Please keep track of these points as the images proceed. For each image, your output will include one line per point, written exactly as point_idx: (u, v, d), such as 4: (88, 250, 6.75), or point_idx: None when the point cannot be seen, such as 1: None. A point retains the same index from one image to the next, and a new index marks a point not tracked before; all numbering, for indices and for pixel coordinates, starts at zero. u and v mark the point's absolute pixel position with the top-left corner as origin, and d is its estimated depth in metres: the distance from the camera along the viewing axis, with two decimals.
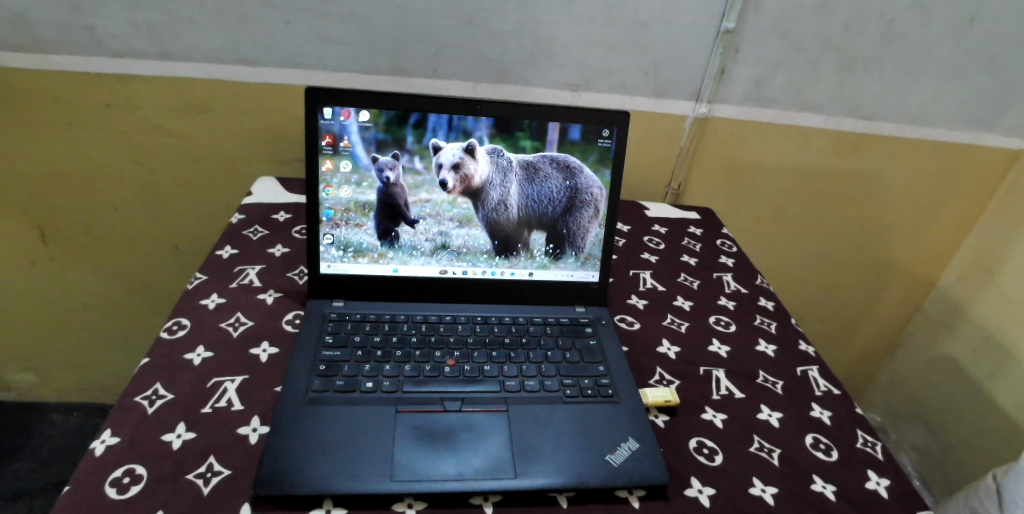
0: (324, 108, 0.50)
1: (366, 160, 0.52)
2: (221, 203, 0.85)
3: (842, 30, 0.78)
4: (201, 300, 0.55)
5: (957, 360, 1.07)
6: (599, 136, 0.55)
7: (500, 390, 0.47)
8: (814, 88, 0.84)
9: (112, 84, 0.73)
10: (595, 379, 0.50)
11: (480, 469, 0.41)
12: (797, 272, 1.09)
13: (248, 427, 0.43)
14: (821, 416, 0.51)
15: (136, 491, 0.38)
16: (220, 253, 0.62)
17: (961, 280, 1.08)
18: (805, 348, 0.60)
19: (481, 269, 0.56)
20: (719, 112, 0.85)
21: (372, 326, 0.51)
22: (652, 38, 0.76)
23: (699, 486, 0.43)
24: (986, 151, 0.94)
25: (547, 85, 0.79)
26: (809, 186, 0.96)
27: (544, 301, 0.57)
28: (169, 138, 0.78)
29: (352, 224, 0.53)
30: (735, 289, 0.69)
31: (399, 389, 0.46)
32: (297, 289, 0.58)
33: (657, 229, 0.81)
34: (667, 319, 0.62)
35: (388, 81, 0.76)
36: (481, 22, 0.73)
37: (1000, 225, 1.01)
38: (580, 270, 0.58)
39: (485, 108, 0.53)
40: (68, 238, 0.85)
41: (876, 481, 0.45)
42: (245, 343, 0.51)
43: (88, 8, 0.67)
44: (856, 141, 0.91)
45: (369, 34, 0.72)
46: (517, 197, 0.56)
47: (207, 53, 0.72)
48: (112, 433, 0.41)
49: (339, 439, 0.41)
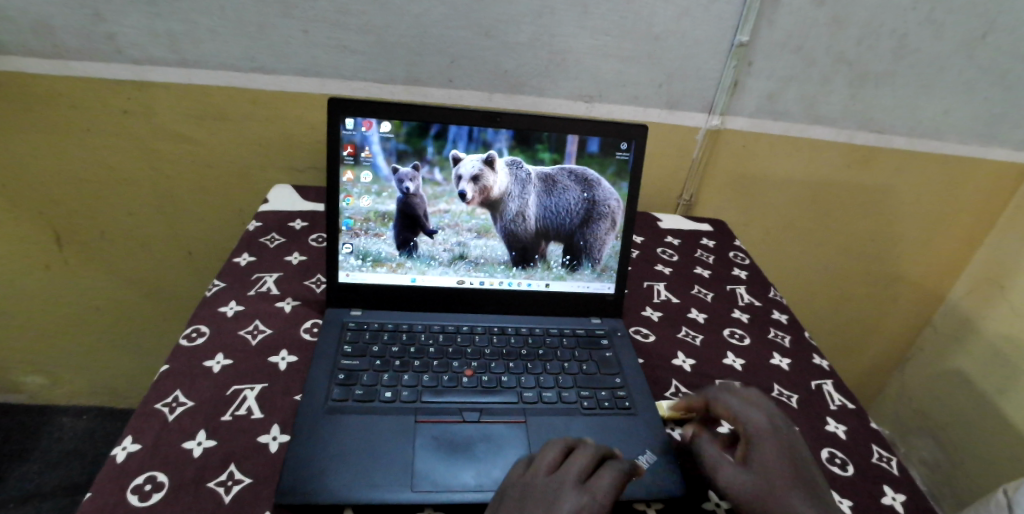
0: (346, 119, 0.50)
1: (387, 171, 0.52)
2: (235, 209, 0.86)
3: (856, 45, 0.79)
4: (219, 307, 0.56)
5: (967, 373, 1.07)
6: (617, 149, 0.55)
7: (518, 401, 0.48)
8: (826, 101, 0.84)
9: (131, 91, 0.74)
10: (612, 391, 0.50)
11: (500, 480, 0.41)
12: (806, 285, 1.09)
13: (268, 435, 0.44)
14: (835, 430, 0.51)
15: (158, 498, 0.38)
16: (237, 260, 0.63)
17: (971, 294, 1.08)
18: (819, 361, 0.60)
19: (498, 280, 0.57)
20: (731, 124, 0.85)
21: (390, 335, 0.52)
22: (666, 51, 0.77)
23: (716, 500, 0.43)
24: (997, 165, 0.94)
25: (560, 96, 0.79)
26: (820, 198, 0.96)
27: (560, 314, 0.58)
28: (184, 144, 0.79)
29: (372, 234, 0.54)
30: (749, 302, 0.69)
31: (418, 399, 0.46)
32: (315, 297, 0.59)
33: (669, 241, 0.81)
34: (681, 331, 0.62)
35: (403, 91, 0.77)
36: (497, 34, 0.73)
37: (1011, 239, 1.01)
38: (596, 285, 0.58)
39: (505, 120, 0.54)
40: (81, 241, 0.85)
41: (892, 496, 0.45)
42: (265, 351, 0.51)
43: (109, 17, 0.68)
44: (868, 154, 0.91)
45: (386, 44, 0.73)
46: (535, 208, 0.56)
47: (225, 61, 0.73)
48: (133, 439, 0.42)
49: (360, 447, 0.42)
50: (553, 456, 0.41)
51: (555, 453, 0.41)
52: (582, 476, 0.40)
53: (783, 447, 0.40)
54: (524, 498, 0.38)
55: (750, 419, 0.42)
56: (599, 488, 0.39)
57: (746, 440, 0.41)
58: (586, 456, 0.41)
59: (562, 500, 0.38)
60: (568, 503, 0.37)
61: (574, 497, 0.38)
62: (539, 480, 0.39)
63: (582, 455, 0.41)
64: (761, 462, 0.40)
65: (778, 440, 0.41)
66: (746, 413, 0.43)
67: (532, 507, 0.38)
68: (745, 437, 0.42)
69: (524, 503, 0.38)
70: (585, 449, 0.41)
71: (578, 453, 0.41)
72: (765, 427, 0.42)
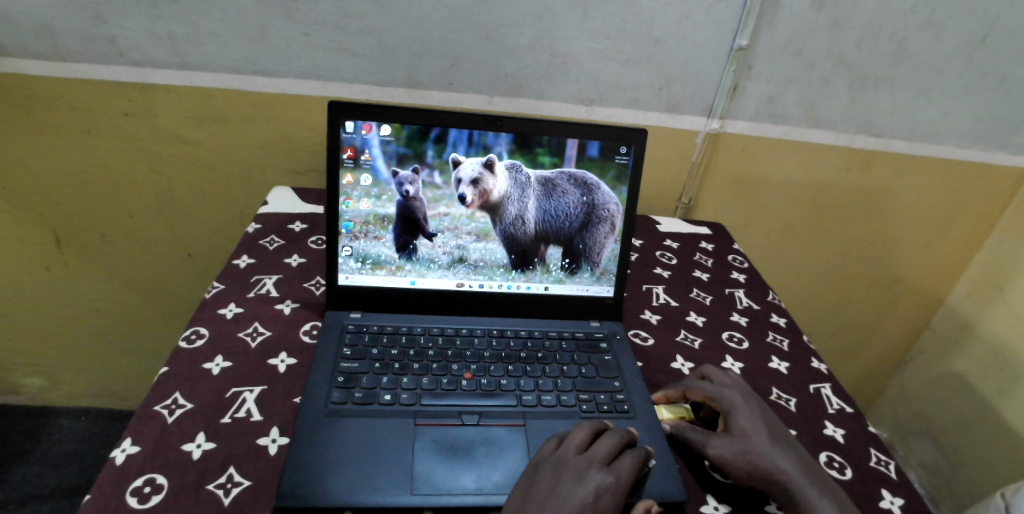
0: (345, 122, 0.51)
1: (387, 174, 0.52)
2: (235, 211, 0.86)
3: (855, 48, 0.79)
4: (218, 310, 0.56)
5: (966, 376, 1.07)
6: (617, 153, 0.55)
7: (517, 404, 0.48)
8: (826, 105, 0.84)
9: (131, 93, 0.74)
10: (611, 394, 0.50)
11: (499, 484, 0.41)
12: (805, 289, 1.09)
13: (268, 438, 0.44)
14: (834, 434, 0.51)
15: (158, 501, 0.38)
16: (237, 262, 0.63)
17: (970, 297, 1.08)
18: (818, 365, 0.60)
19: (497, 283, 0.57)
20: (730, 127, 0.85)
21: (389, 338, 0.52)
22: (666, 54, 0.77)
23: (715, 503, 0.43)
24: (996, 168, 0.94)
25: (560, 99, 0.80)
26: (819, 201, 0.96)
27: (559, 317, 0.58)
28: (185, 147, 0.79)
29: (371, 237, 0.54)
30: (748, 305, 0.69)
31: (417, 402, 0.46)
32: (315, 300, 0.59)
33: (669, 244, 0.81)
34: (680, 334, 0.62)
35: (403, 93, 0.77)
36: (497, 37, 0.74)
37: (1009, 242, 1.01)
38: (596, 288, 0.58)
39: (505, 124, 0.54)
40: (81, 243, 0.85)
41: (890, 500, 0.45)
42: (264, 354, 0.51)
43: (111, 19, 0.68)
44: (867, 157, 0.91)
45: (386, 46, 0.73)
46: (534, 212, 0.56)
47: (226, 63, 0.73)
48: (133, 441, 0.42)
49: (359, 450, 0.42)
50: (583, 438, 0.43)
51: (584, 435, 0.43)
52: (610, 457, 0.42)
53: (757, 412, 0.47)
54: (555, 470, 0.40)
55: (724, 395, 0.48)
56: (624, 468, 0.41)
57: (726, 413, 0.47)
58: (614, 439, 0.43)
59: (591, 475, 0.40)
60: (597, 478, 0.40)
61: (602, 473, 0.40)
62: (570, 457, 0.41)
63: (610, 438, 0.43)
64: (744, 428, 0.45)
65: (753, 407, 0.47)
66: (720, 391, 0.49)
67: (563, 479, 0.40)
68: (724, 411, 0.47)
69: (556, 475, 0.40)
70: (613, 433, 0.43)
71: (605, 437, 0.43)
72: (739, 399, 0.47)
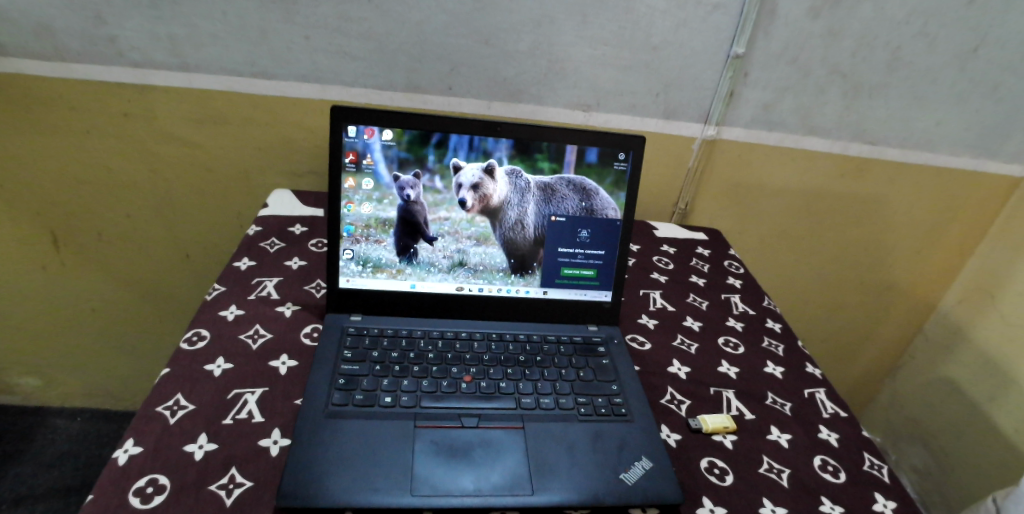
0: (347, 126, 0.51)
1: (387, 179, 0.53)
2: (233, 213, 0.86)
3: (850, 58, 0.80)
4: (219, 311, 0.56)
5: (957, 381, 1.08)
6: (615, 159, 0.56)
7: (516, 406, 0.48)
8: (821, 113, 0.86)
9: (132, 94, 0.74)
10: (609, 397, 0.51)
11: (497, 485, 0.42)
12: (800, 294, 1.10)
13: (269, 439, 0.44)
14: (828, 438, 0.52)
15: (159, 500, 0.39)
16: (237, 264, 0.64)
17: (962, 303, 1.09)
18: (812, 370, 0.61)
19: (496, 287, 0.57)
20: (726, 134, 0.86)
21: (390, 341, 0.52)
22: (663, 62, 0.78)
23: (710, 505, 0.44)
24: (987, 176, 0.96)
25: (559, 104, 0.80)
26: (814, 207, 0.97)
27: (565, 270, 0.58)
28: (183, 148, 0.79)
29: (372, 240, 0.54)
30: (743, 310, 0.70)
31: (417, 404, 0.47)
32: (314, 302, 0.59)
33: (666, 249, 0.82)
34: (677, 339, 0.63)
35: (403, 97, 0.77)
36: (497, 42, 0.74)
37: (1001, 250, 1.03)
38: (605, 230, 0.58)
39: (505, 130, 0.54)
40: (78, 244, 0.85)
41: (882, 503, 0.46)
42: (265, 356, 0.52)
43: (111, 21, 0.69)
44: (862, 165, 0.92)
45: (387, 50, 0.74)
46: (535, 217, 0.56)
47: (226, 66, 0.73)
48: (134, 442, 0.42)
49: (359, 452, 0.42)
50: None
51: None
52: None
53: None
54: None
55: None
56: None
57: None
58: None
59: None
60: None
61: None
62: None
63: None
64: None
65: None
66: None
67: None
68: None
69: None
70: None
71: None
72: None
